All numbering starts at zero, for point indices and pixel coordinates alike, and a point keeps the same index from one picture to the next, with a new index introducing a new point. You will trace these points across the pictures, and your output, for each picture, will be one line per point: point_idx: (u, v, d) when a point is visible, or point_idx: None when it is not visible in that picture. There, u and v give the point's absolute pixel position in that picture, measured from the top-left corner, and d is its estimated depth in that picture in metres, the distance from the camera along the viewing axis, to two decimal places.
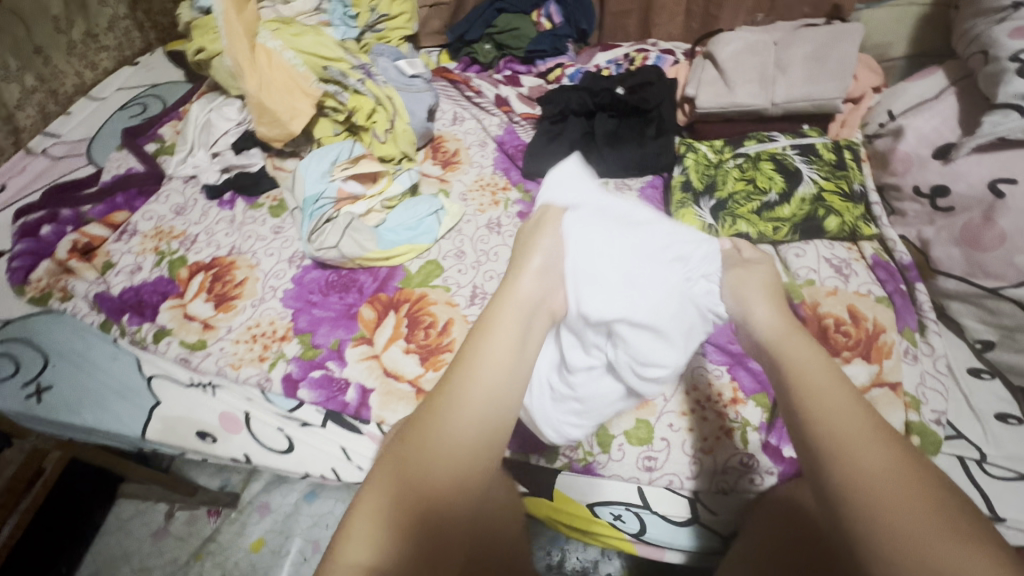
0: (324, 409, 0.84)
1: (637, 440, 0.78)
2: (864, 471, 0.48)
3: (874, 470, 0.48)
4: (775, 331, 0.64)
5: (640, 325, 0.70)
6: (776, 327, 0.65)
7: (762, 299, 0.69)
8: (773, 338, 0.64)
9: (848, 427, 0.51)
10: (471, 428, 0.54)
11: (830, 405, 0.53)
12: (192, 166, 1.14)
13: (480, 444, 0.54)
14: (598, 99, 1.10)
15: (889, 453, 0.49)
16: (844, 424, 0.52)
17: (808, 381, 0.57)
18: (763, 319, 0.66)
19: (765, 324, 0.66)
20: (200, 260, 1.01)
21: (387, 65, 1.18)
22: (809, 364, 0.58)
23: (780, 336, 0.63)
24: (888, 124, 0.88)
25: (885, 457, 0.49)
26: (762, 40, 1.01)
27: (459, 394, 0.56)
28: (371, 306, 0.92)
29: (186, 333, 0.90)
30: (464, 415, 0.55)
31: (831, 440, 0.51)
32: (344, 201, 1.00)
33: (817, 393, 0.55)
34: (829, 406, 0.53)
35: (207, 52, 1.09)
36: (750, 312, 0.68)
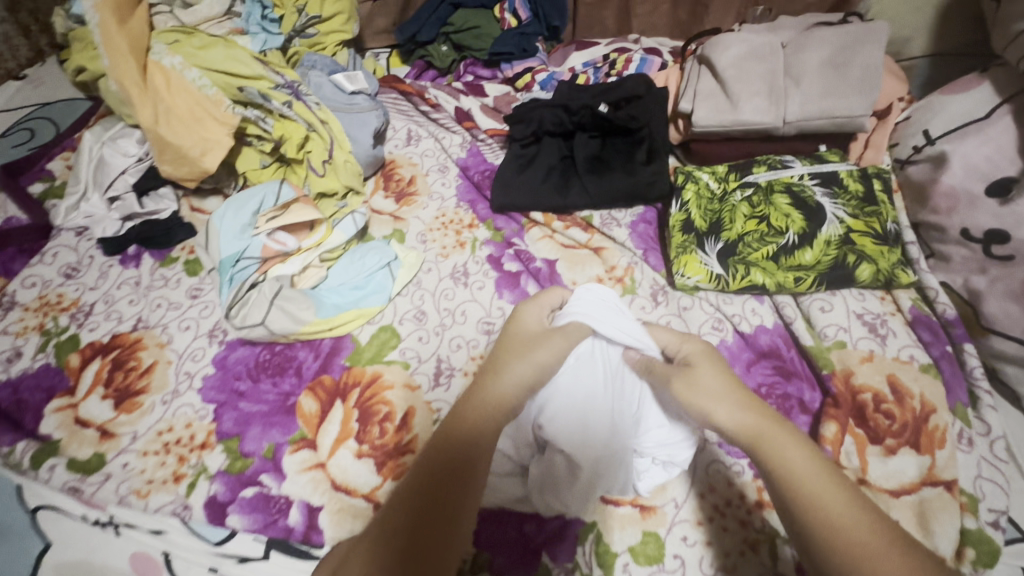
0: (264, 537, 0.66)
1: (645, 559, 0.64)
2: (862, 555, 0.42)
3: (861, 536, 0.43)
4: (756, 424, 0.52)
5: (618, 436, 0.63)
6: (748, 418, 0.52)
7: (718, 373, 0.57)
8: (752, 431, 0.52)
9: (841, 522, 0.44)
10: (474, 430, 0.54)
11: (785, 456, 0.49)
12: (85, 215, 0.93)
13: (469, 486, 0.50)
14: (576, 117, 0.92)
15: (874, 520, 0.44)
16: (835, 511, 0.45)
17: (790, 477, 0.48)
18: (723, 410, 0.54)
19: (735, 409, 0.53)
20: (96, 340, 0.81)
21: (321, 80, 0.98)
22: (795, 463, 0.48)
23: (761, 430, 0.51)
24: (924, 148, 0.76)
25: (847, 502, 0.45)
26: (768, 43, 0.85)
27: (452, 436, 0.53)
28: (312, 394, 0.75)
29: (78, 446, 0.72)
30: (454, 458, 0.51)
31: (816, 519, 0.45)
32: (271, 259, 0.83)
33: (769, 444, 0.50)
34: (817, 496, 0.46)
35: (90, 74, 0.88)
36: (711, 393, 0.55)
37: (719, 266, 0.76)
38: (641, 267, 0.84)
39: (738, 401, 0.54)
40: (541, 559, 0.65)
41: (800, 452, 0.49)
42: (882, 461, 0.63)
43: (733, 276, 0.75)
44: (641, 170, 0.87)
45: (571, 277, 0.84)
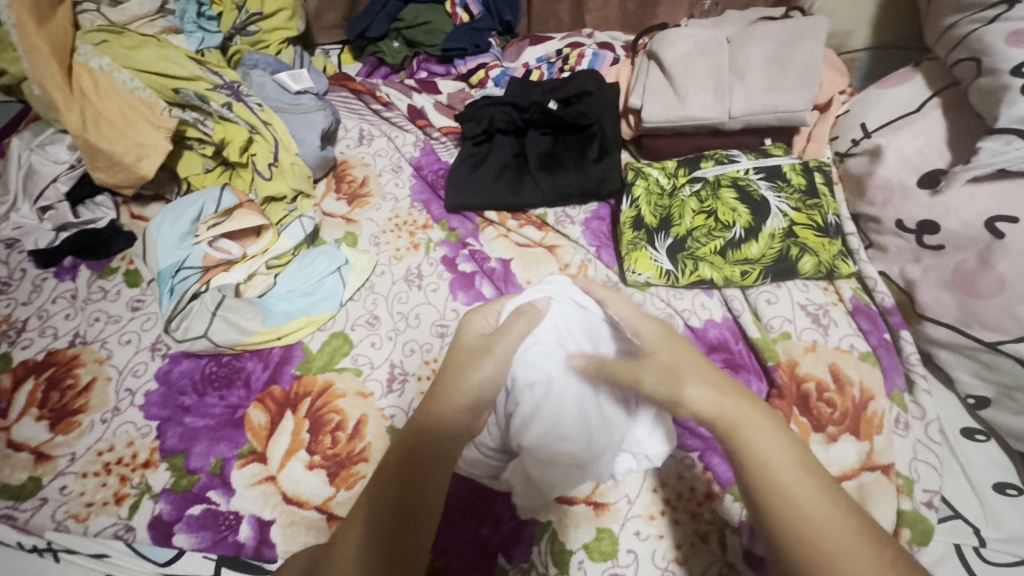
0: (214, 555, 0.65)
1: (600, 555, 0.65)
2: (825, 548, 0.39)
3: (825, 524, 0.40)
4: (725, 405, 0.47)
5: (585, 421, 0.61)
6: (727, 403, 0.47)
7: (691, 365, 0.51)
8: (723, 413, 0.47)
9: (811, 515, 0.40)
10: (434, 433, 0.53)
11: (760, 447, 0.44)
12: (14, 227, 0.88)
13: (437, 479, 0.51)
14: (527, 114, 0.91)
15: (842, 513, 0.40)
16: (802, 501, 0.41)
17: (764, 459, 0.44)
18: (700, 391, 0.49)
19: (723, 394, 0.48)
20: (30, 358, 0.78)
21: (264, 79, 0.94)
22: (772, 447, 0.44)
23: (728, 414, 0.47)
24: (862, 142, 0.78)
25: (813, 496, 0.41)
26: (714, 39, 0.85)
27: (423, 438, 0.52)
28: (261, 406, 0.73)
29: (11, 471, 0.69)
30: (420, 460, 0.51)
31: (780, 507, 0.41)
32: (213, 268, 0.80)
33: (742, 435, 0.45)
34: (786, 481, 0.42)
35: (11, 77, 0.83)
36: (697, 381, 0.50)
37: (668, 261, 0.77)
38: (595, 265, 0.84)
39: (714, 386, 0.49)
40: (497, 560, 0.65)
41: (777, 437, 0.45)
42: (825, 448, 0.65)
43: (682, 271, 0.76)
44: (591, 167, 0.87)
45: (526, 276, 0.84)
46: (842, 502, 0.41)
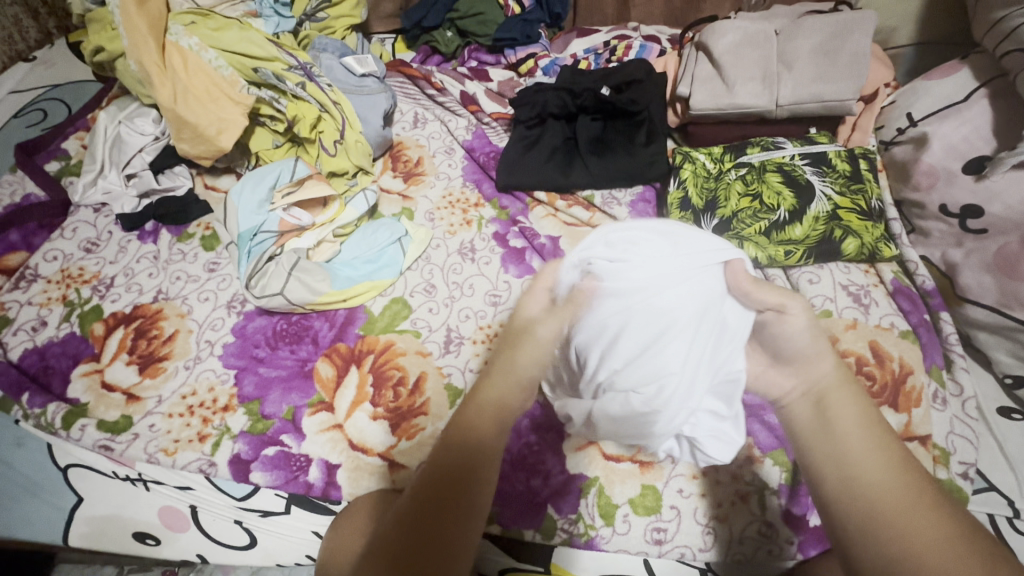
0: (285, 493, 0.71)
1: (644, 510, 0.69)
2: (888, 514, 0.46)
3: (892, 493, 0.46)
4: (828, 379, 0.53)
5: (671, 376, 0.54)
6: (827, 373, 0.53)
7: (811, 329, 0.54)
8: (823, 385, 0.53)
9: (879, 486, 0.47)
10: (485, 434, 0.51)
11: (846, 417, 0.51)
12: (102, 191, 0.96)
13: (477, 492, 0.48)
14: (579, 99, 0.96)
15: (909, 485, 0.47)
16: (871, 473, 0.48)
17: (838, 430, 0.50)
18: (806, 366, 0.54)
19: (821, 370, 0.54)
20: (119, 310, 0.84)
21: (332, 62, 1.01)
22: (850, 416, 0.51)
23: (829, 387, 0.53)
24: (908, 130, 0.80)
25: (883, 465, 0.48)
26: (763, 30, 0.89)
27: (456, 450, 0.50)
28: (329, 360, 0.79)
29: (105, 409, 0.75)
30: (458, 474, 0.48)
31: (845, 464, 0.49)
32: (287, 233, 0.87)
33: (836, 412, 0.51)
34: (856, 447, 0.49)
35: (107, 54, 0.91)
36: (790, 349, 0.54)
37: None
38: None
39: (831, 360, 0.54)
40: (547, 509, 0.69)
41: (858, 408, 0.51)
42: None
43: None
44: (641, 151, 0.91)
45: (574, 252, 0.88)
46: (907, 474, 0.48)
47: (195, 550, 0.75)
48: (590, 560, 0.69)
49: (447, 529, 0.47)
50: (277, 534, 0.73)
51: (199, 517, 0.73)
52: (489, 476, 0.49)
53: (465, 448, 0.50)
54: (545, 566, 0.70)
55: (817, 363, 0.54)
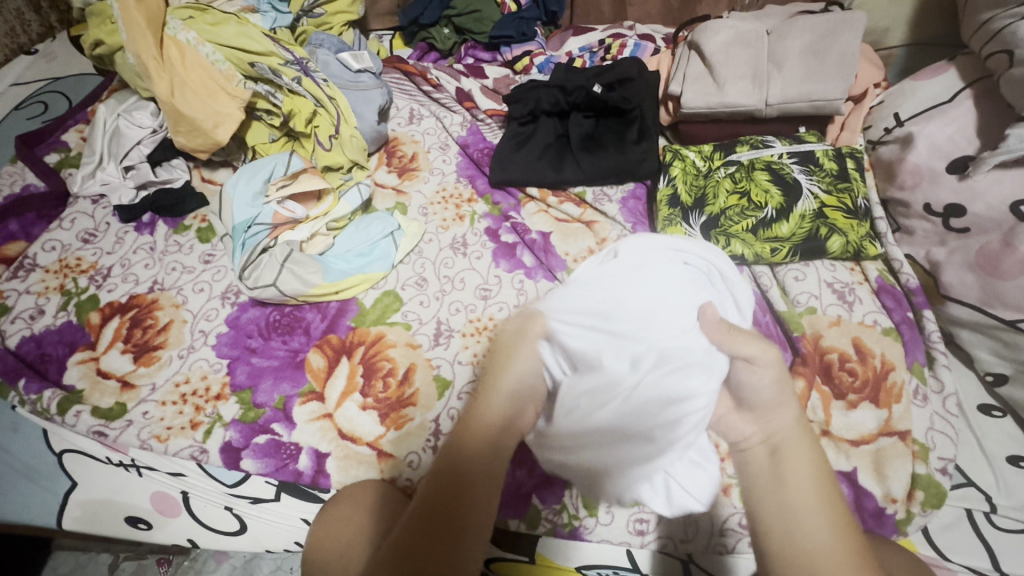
0: (276, 480, 0.73)
1: (627, 501, 0.70)
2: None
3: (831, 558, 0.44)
4: (789, 432, 0.51)
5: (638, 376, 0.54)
6: (786, 424, 0.51)
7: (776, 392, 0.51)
8: (783, 437, 0.51)
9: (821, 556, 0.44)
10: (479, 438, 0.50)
11: (799, 477, 0.48)
12: (100, 183, 0.98)
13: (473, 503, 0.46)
14: (572, 97, 0.97)
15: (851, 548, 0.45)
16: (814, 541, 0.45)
17: (791, 492, 0.47)
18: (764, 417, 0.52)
19: (780, 422, 0.51)
20: (115, 300, 0.86)
21: (328, 58, 1.03)
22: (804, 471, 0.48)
23: (784, 442, 0.50)
24: (894, 130, 0.82)
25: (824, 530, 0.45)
26: (754, 30, 0.89)
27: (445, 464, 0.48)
28: (320, 351, 0.80)
29: (100, 396, 0.77)
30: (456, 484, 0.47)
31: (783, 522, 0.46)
32: (281, 226, 0.88)
33: (791, 476, 0.48)
34: (802, 502, 0.46)
35: (106, 47, 0.93)
36: (760, 397, 0.52)
37: (702, 237, 0.82)
38: None
39: (793, 414, 0.51)
40: (532, 500, 0.70)
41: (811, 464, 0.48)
42: (844, 414, 0.69)
43: (715, 246, 0.81)
44: (632, 148, 0.92)
45: (565, 248, 0.89)
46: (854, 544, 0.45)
47: (184, 535, 0.76)
48: (576, 549, 0.69)
49: (460, 543, 0.45)
50: (265, 521, 0.74)
51: (190, 502, 0.75)
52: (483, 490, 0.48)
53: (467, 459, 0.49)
54: (529, 555, 0.71)
55: (780, 413, 0.51)
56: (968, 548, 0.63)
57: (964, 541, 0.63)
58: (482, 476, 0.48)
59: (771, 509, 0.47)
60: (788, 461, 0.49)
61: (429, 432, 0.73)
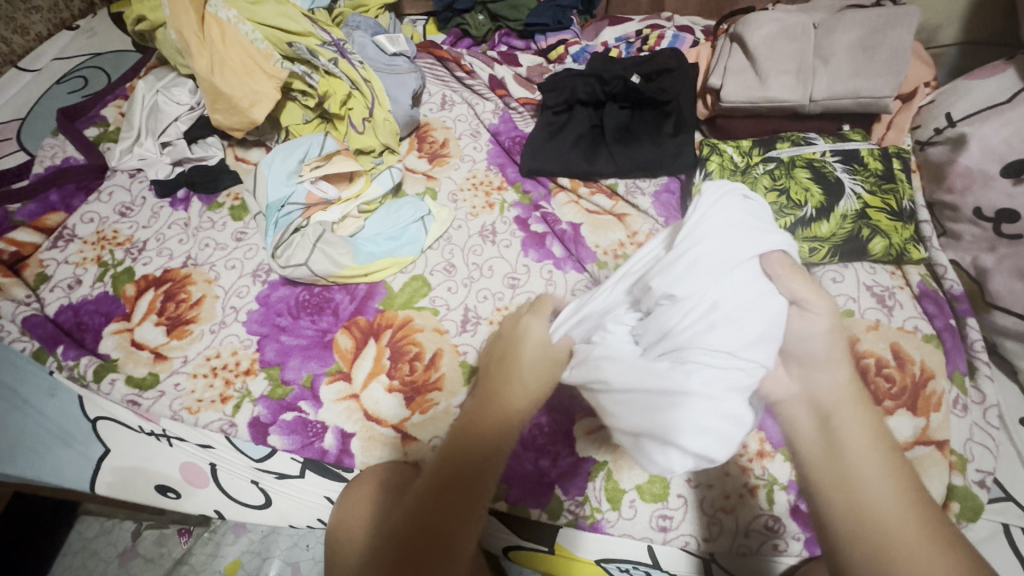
0: (301, 458, 0.73)
1: (651, 497, 0.69)
2: (886, 542, 0.43)
3: (901, 517, 0.44)
4: (842, 392, 0.50)
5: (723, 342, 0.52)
6: (841, 389, 0.50)
7: (832, 343, 0.51)
8: (834, 397, 0.50)
9: (881, 510, 0.45)
10: (501, 415, 0.53)
11: (858, 441, 0.48)
12: (138, 158, 0.99)
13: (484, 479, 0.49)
14: (608, 87, 0.96)
15: (916, 509, 0.45)
16: (876, 504, 0.45)
17: (857, 461, 0.47)
18: (824, 377, 0.51)
19: (828, 382, 0.51)
20: (150, 273, 0.87)
21: (365, 40, 1.03)
22: (858, 436, 0.48)
23: (832, 402, 0.50)
24: (945, 131, 0.79)
25: (886, 485, 0.46)
26: (801, 23, 0.87)
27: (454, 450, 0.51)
28: (348, 332, 0.81)
29: (133, 365, 0.78)
30: (457, 468, 0.50)
31: (846, 478, 0.47)
32: (314, 207, 0.89)
33: (850, 438, 0.48)
34: (860, 461, 0.47)
35: (149, 23, 0.94)
36: (814, 349, 0.51)
37: None
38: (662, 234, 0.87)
39: (842, 374, 0.51)
40: (555, 490, 0.70)
41: (866, 427, 0.49)
42: None
43: None
44: (667, 141, 0.91)
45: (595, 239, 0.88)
46: (912, 495, 0.46)
47: (212, 506, 0.79)
48: (593, 542, 0.69)
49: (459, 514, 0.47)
50: (290, 496, 0.76)
51: (217, 475, 0.77)
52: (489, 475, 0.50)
53: (481, 426, 0.52)
54: (548, 546, 0.72)
55: (830, 371, 0.51)
56: (1005, 562, 0.61)
57: (1001, 557, 0.61)
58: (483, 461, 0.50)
59: (831, 476, 0.47)
60: (845, 427, 0.49)
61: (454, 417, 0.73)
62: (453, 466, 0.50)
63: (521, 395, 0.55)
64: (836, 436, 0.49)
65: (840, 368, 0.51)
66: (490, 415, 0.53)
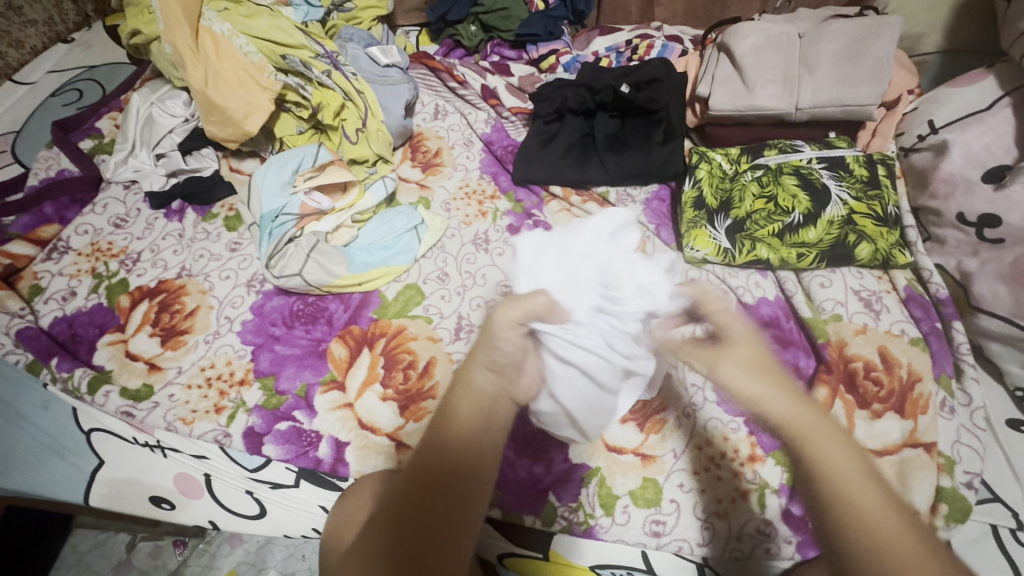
0: (295, 467, 0.74)
1: (644, 502, 0.69)
2: (890, 559, 0.39)
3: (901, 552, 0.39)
4: (802, 418, 0.46)
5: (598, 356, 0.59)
6: (797, 411, 0.46)
7: (755, 377, 0.48)
8: (797, 423, 0.46)
9: (880, 547, 0.40)
10: (474, 411, 0.49)
11: (835, 466, 0.43)
12: (133, 170, 1.00)
13: (476, 478, 0.47)
14: (598, 96, 0.97)
15: (910, 532, 0.41)
16: (873, 531, 0.40)
17: (840, 495, 0.42)
18: (779, 406, 0.47)
19: (781, 413, 0.46)
20: (144, 284, 0.88)
21: (357, 52, 1.04)
22: (840, 462, 0.43)
23: (799, 427, 0.46)
24: (928, 137, 0.81)
25: (876, 510, 0.41)
26: (786, 33, 0.88)
27: (434, 460, 0.47)
28: (342, 341, 0.81)
29: (128, 377, 0.78)
30: (443, 475, 0.46)
31: (840, 509, 0.42)
32: (307, 217, 0.90)
33: (826, 465, 0.43)
34: (845, 491, 0.42)
35: (143, 36, 0.95)
36: (743, 387, 0.48)
37: (727, 240, 0.81)
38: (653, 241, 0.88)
39: (787, 395, 0.47)
40: (548, 497, 0.70)
41: (841, 450, 0.44)
42: (869, 424, 0.68)
43: (739, 250, 0.80)
44: (657, 149, 0.92)
45: None
46: (903, 516, 0.42)
47: (207, 516, 0.78)
48: (588, 548, 0.69)
49: (451, 521, 0.45)
50: (286, 506, 0.76)
51: (212, 485, 0.76)
52: (478, 474, 0.47)
53: (455, 427, 0.48)
54: (545, 553, 0.72)
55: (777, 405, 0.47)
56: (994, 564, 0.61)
57: (989, 557, 0.62)
58: (473, 462, 0.47)
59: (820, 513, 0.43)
60: (816, 456, 0.44)
61: None
62: (428, 482, 0.46)
63: (485, 386, 0.51)
64: (811, 466, 0.44)
65: (783, 389, 0.48)
66: (463, 428, 0.48)
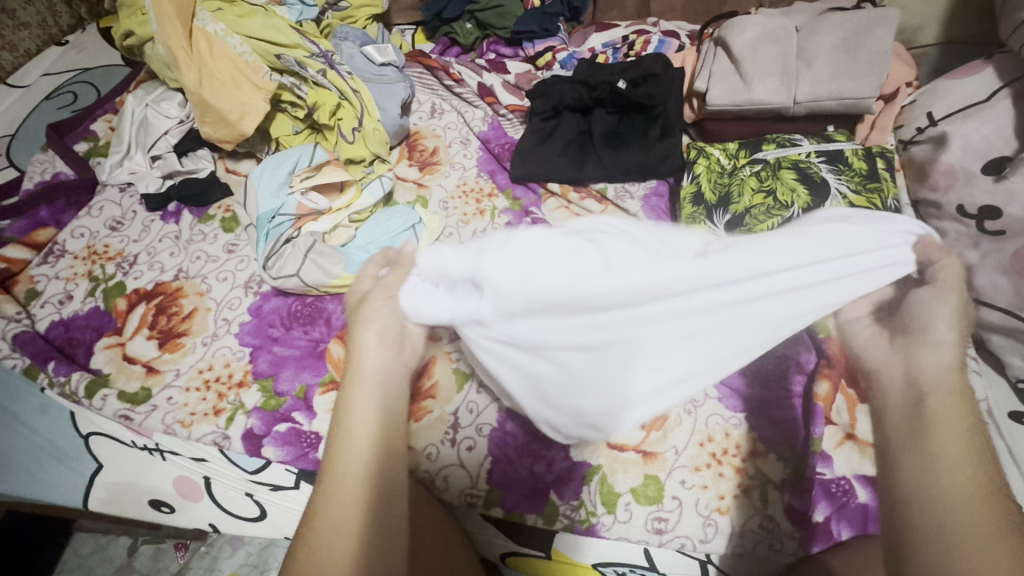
0: (295, 468, 0.73)
1: (645, 499, 0.69)
2: (941, 508, 0.49)
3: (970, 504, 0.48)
4: (948, 374, 0.56)
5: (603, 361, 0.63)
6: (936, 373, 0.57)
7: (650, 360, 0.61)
8: (935, 379, 0.56)
9: (949, 489, 0.50)
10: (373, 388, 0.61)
11: (947, 440, 0.52)
12: (128, 172, 1.00)
13: (387, 429, 0.59)
14: (596, 92, 0.97)
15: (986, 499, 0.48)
16: (957, 480, 0.50)
17: (938, 461, 0.51)
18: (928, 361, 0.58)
19: (930, 367, 0.57)
20: (141, 287, 0.87)
21: (353, 51, 1.04)
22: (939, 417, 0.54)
23: (922, 388, 0.56)
24: (927, 130, 0.80)
25: (961, 477, 0.50)
26: (783, 26, 0.88)
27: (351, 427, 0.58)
28: (341, 342, 0.81)
29: (126, 380, 0.78)
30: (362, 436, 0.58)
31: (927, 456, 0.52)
32: (305, 217, 0.89)
33: (940, 422, 0.53)
34: (943, 453, 0.51)
35: (137, 38, 0.94)
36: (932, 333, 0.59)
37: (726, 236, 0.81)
38: None
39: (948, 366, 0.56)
40: (550, 495, 0.70)
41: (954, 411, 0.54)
42: None
43: None
44: (655, 145, 0.91)
45: None
46: (985, 485, 0.49)
47: (207, 519, 0.78)
48: (590, 546, 0.70)
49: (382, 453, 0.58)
50: (286, 508, 0.75)
51: (212, 488, 0.76)
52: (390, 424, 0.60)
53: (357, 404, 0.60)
54: (545, 551, 0.72)
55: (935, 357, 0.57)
56: None
57: None
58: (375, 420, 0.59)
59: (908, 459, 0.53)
60: (933, 412, 0.54)
61: (448, 425, 0.74)
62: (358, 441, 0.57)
63: (378, 358, 0.64)
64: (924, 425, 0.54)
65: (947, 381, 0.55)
66: (366, 409, 0.59)
